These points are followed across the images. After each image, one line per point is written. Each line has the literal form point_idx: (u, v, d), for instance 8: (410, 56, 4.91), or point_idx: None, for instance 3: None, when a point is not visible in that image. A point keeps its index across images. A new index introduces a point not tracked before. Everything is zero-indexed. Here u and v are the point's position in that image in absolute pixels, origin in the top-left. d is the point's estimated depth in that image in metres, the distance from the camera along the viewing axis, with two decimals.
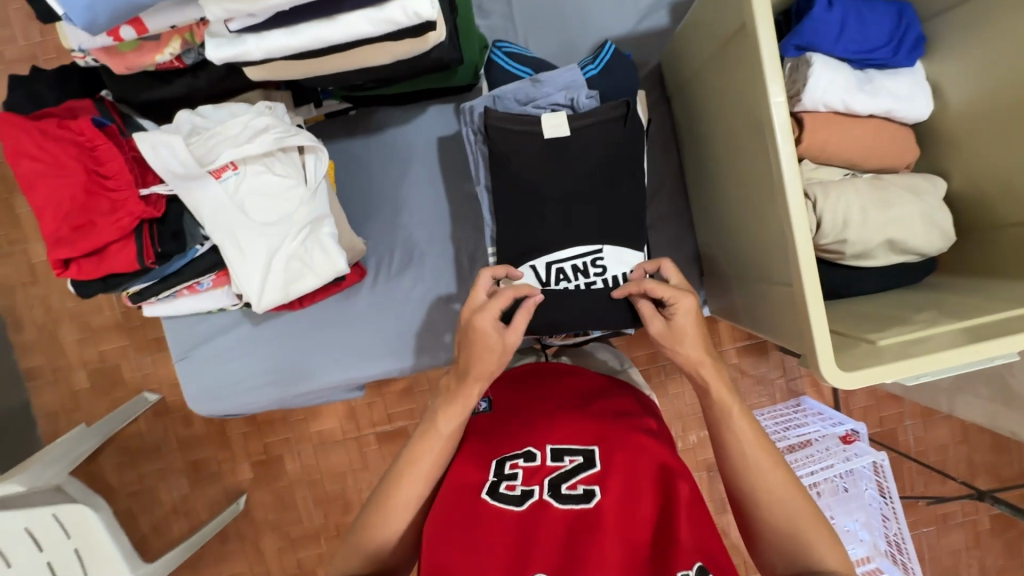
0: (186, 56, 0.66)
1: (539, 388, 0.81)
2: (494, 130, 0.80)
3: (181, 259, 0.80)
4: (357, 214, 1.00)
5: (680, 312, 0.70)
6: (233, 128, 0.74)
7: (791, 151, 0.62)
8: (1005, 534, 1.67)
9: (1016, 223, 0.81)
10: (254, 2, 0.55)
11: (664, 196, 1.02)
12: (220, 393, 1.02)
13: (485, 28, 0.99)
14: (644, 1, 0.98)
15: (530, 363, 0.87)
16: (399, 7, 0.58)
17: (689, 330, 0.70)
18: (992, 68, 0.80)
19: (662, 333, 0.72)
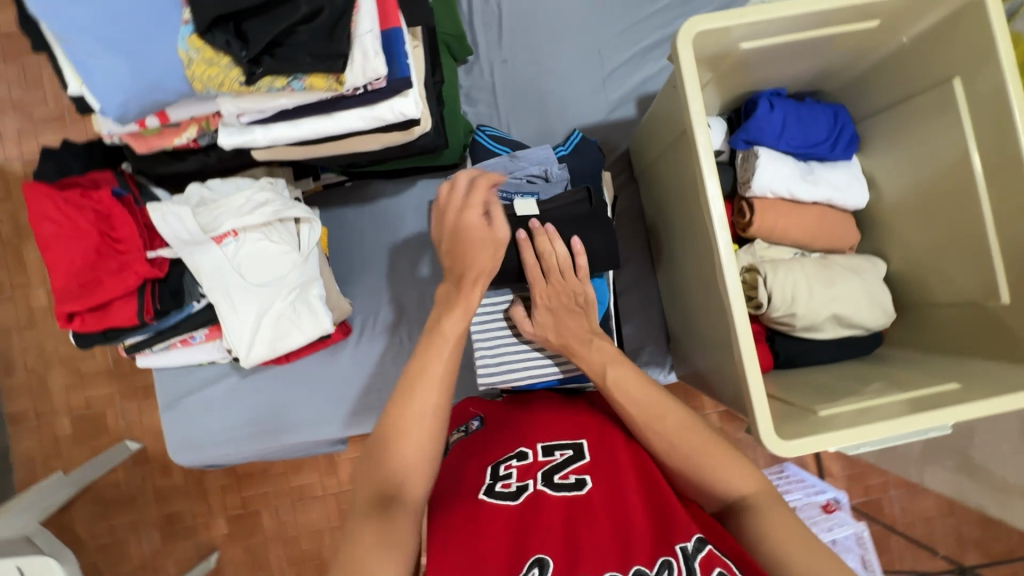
0: (201, 139, 0.75)
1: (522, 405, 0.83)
2: None
3: (178, 314, 0.86)
4: (346, 276, 1.08)
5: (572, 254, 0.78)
6: (236, 200, 0.83)
7: (728, 240, 0.70)
8: None
9: (947, 303, 0.88)
10: (263, 102, 0.65)
11: (634, 266, 1.10)
12: (208, 439, 1.05)
13: (471, 115, 1.12)
14: (614, 95, 1.11)
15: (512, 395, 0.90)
16: (387, 107, 0.68)
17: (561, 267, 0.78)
18: (915, 168, 0.90)
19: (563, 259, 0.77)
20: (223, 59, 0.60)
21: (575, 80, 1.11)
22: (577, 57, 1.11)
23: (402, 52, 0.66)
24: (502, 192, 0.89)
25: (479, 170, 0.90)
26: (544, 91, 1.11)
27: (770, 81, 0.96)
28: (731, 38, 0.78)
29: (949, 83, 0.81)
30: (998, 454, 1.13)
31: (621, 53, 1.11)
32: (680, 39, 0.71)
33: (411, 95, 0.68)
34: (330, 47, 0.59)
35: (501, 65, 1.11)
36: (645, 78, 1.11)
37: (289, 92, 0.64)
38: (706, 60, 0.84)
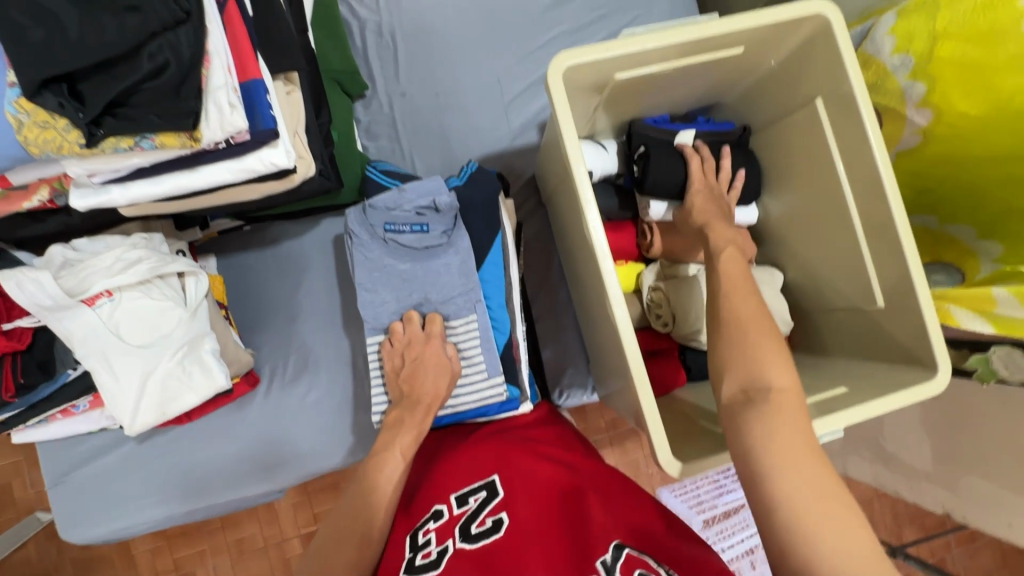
0: (57, 199, 0.69)
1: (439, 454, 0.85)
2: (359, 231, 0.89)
3: (50, 386, 0.79)
4: (251, 325, 1.03)
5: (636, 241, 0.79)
6: (104, 259, 0.77)
7: (613, 269, 0.71)
8: None
9: (839, 307, 0.92)
10: (113, 162, 0.61)
11: (549, 290, 1.11)
12: (105, 513, 0.97)
13: (374, 150, 1.10)
14: (515, 122, 1.12)
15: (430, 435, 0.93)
16: (255, 158, 0.66)
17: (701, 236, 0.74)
18: (795, 182, 0.94)
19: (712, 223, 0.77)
20: (58, 121, 0.55)
21: (476, 110, 1.11)
22: (476, 87, 1.11)
23: (265, 104, 0.63)
24: (392, 226, 0.89)
25: (369, 205, 0.89)
26: (445, 122, 1.11)
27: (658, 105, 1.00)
28: (606, 70, 0.80)
29: (812, 103, 0.86)
30: (907, 440, 1.19)
31: (519, 82, 1.12)
32: (551, 76, 0.72)
33: (279, 144, 0.66)
34: (180, 105, 0.56)
35: (400, 99, 1.10)
36: (545, 105, 1.12)
37: (141, 150, 0.60)
38: (589, 90, 0.86)
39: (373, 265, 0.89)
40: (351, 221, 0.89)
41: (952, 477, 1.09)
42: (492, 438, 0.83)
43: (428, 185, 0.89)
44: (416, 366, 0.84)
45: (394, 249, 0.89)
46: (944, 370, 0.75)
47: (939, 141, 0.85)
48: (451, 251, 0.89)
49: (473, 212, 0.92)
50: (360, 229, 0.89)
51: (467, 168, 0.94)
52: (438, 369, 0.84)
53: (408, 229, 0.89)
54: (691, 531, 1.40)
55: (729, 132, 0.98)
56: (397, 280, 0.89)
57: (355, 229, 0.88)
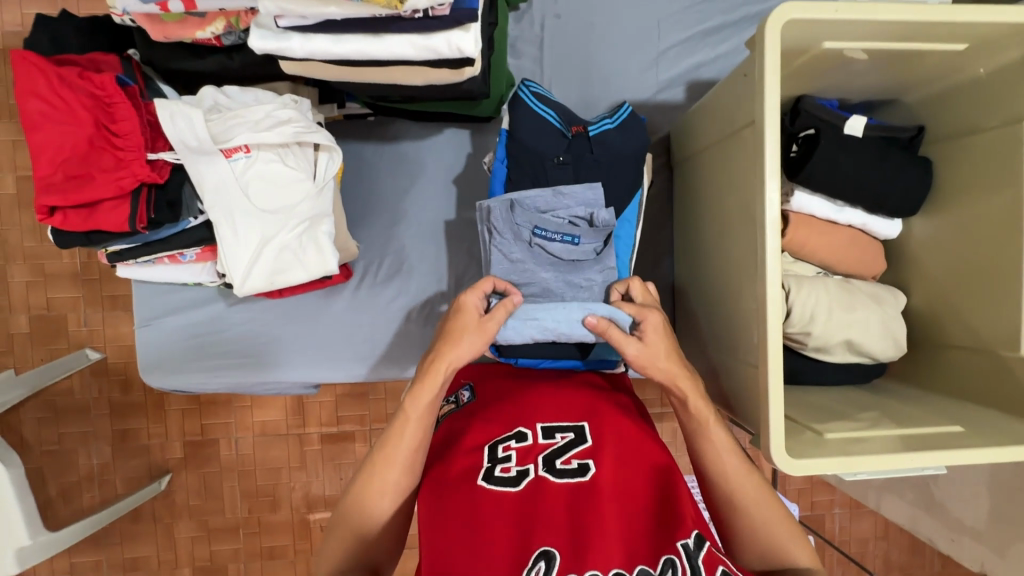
0: (225, 37, 0.67)
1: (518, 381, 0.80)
2: (503, 225, 0.82)
3: (171, 228, 0.80)
4: (354, 219, 1.01)
5: (648, 324, 0.74)
6: (253, 113, 0.75)
7: (778, 247, 0.67)
8: None
9: (962, 347, 0.88)
10: (310, 7, 0.57)
11: (651, 256, 1.08)
12: (183, 364, 0.99)
13: (513, 68, 1.04)
14: (665, 74, 1.05)
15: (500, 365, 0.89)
16: (443, 39, 0.61)
17: (662, 345, 0.73)
18: (959, 205, 0.88)
19: (639, 354, 0.73)
20: None
21: (628, 51, 1.04)
22: (634, 27, 1.04)
23: None
24: (541, 230, 0.82)
25: (519, 200, 0.83)
26: (593, 56, 1.04)
27: (832, 89, 0.93)
28: (816, 35, 0.73)
29: (1016, 125, 0.79)
30: (961, 495, 1.16)
31: (680, 32, 1.04)
32: (770, 23, 0.66)
33: (472, 30, 0.61)
34: None
35: (553, 21, 1.03)
36: (700, 63, 1.05)
37: (341, 0, 0.56)
38: (784, 54, 0.79)
39: (513, 266, 0.83)
40: (496, 216, 0.82)
41: (1001, 538, 1.07)
42: (579, 384, 0.76)
43: (587, 188, 0.83)
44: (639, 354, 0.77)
45: (539, 255, 0.83)
46: None
47: None
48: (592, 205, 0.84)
49: (618, 155, 0.86)
50: (503, 226, 0.83)
51: (622, 112, 0.89)
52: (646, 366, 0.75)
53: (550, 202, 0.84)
54: None
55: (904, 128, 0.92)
56: (533, 289, 0.82)
57: (498, 224, 0.83)
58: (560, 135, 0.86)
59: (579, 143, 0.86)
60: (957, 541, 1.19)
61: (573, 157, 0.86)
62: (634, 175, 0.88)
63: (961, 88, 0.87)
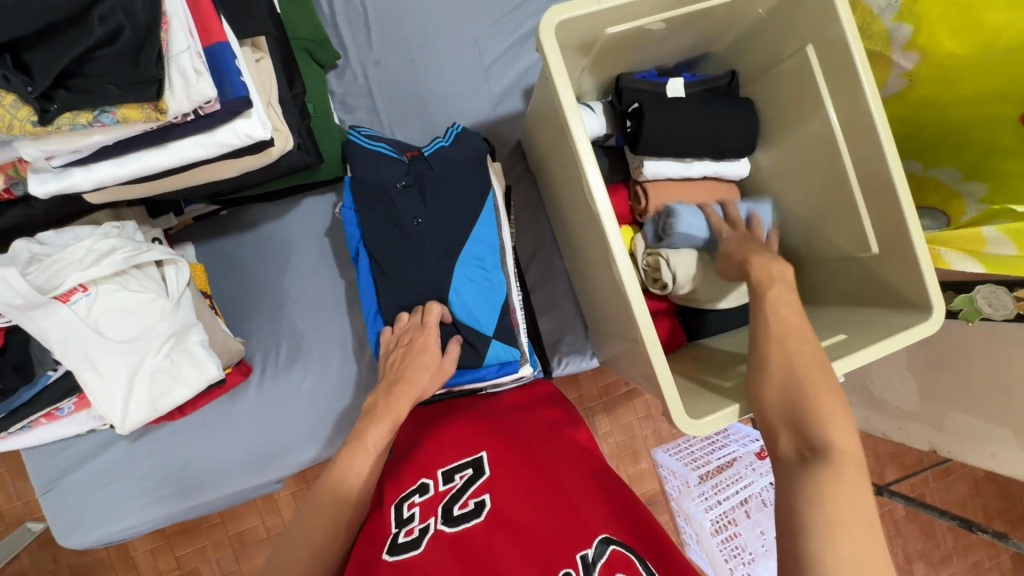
0: (13, 187, 0.64)
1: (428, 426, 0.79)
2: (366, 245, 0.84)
3: (30, 389, 0.76)
4: (237, 314, 0.99)
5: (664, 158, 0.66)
6: (74, 252, 0.72)
7: (617, 229, 0.71)
8: (921, 524, 1.75)
9: (830, 257, 0.93)
10: (73, 141, 0.56)
11: (542, 258, 1.10)
12: (99, 517, 0.94)
13: (351, 122, 1.05)
14: (498, 87, 1.08)
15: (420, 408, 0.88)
16: (229, 131, 0.61)
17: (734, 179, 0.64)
18: (786, 133, 0.94)
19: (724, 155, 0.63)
20: (5, 96, 0.50)
21: (457, 76, 1.07)
22: (455, 52, 1.06)
23: (233, 70, 0.59)
24: None
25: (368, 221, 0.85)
26: (425, 89, 1.06)
27: (645, 60, 0.98)
28: (595, 23, 0.77)
29: (803, 51, 0.85)
30: (895, 384, 1.22)
31: (499, 45, 1.08)
32: (543, 29, 0.70)
33: (254, 114, 0.62)
34: (139, 73, 0.52)
35: (375, 67, 1.05)
36: (527, 68, 1.08)
37: (102, 127, 0.55)
38: (578, 46, 0.83)
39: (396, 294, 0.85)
40: None
41: (937, 415, 1.12)
42: (476, 418, 0.76)
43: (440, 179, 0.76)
44: (407, 352, 0.77)
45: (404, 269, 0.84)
46: (938, 311, 0.77)
47: (926, 83, 0.84)
48: (444, 214, 0.85)
49: (464, 176, 0.88)
50: None
51: (454, 128, 0.92)
52: (412, 394, 0.72)
53: (416, 220, 0.85)
54: (688, 486, 1.36)
55: (719, 76, 0.99)
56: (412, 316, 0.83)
57: None
58: (396, 161, 0.87)
59: (417, 164, 0.87)
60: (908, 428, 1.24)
61: (413, 178, 0.87)
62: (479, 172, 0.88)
63: (752, 28, 0.93)
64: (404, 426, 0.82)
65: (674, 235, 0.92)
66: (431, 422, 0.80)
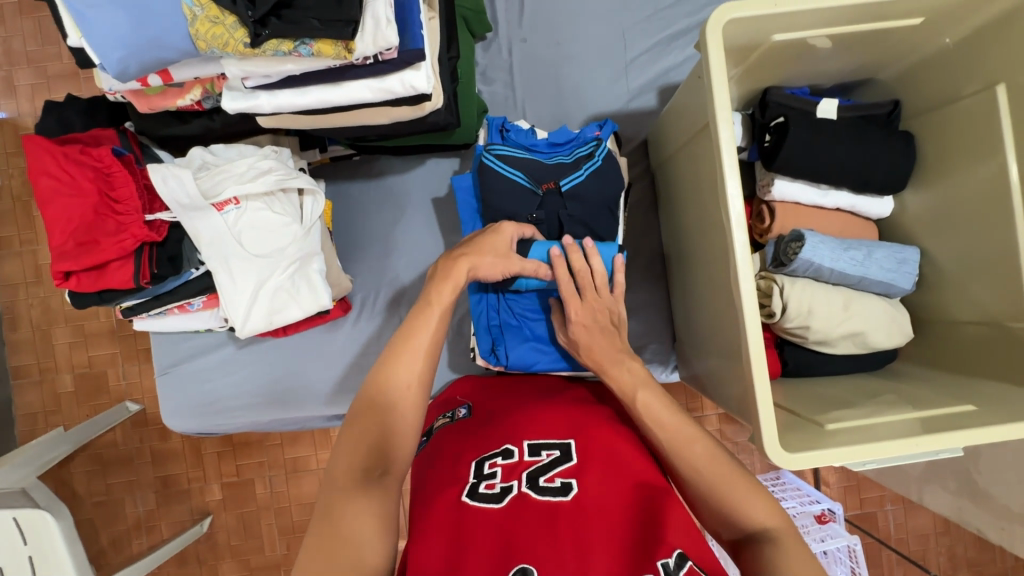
0: (205, 101, 0.72)
1: (511, 399, 0.81)
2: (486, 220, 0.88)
3: (176, 280, 0.85)
4: (348, 254, 1.06)
5: None
6: (238, 167, 0.81)
7: (745, 241, 0.68)
8: None
9: (971, 321, 0.84)
10: (269, 66, 0.62)
11: (643, 260, 1.09)
12: (199, 408, 1.05)
13: (487, 94, 1.08)
14: (636, 81, 1.07)
15: (505, 380, 0.90)
16: (397, 79, 0.65)
17: None
18: (947, 177, 0.86)
19: None
20: (227, 18, 0.57)
21: (599, 64, 1.07)
22: (601, 41, 1.07)
23: (416, 22, 0.63)
24: None
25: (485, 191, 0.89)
26: (563, 73, 1.07)
27: (801, 76, 0.93)
28: (766, 29, 0.74)
29: (991, 90, 0.77)
30: (1002, 480, 1.08)
31: (645, 40, 1.06)
32: (711, 24, 0.68)
33: (423, 68, 0.66)
34: (341, 12, 0.57)
35: (521, 45, 1.07)
36: (669, 67, 1.06)
37: (296, 57, 0.61)
38: (740, 50, 0.81)
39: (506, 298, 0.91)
40: None
41: None
42: (563, 403, 0.77)
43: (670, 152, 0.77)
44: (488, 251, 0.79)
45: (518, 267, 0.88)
46: None
47: None
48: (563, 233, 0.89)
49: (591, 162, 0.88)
50: None
51: (599, 152, 0.90)
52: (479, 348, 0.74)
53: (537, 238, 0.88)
54: None
55: (879, 104, 0.92)
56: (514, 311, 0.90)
57: None
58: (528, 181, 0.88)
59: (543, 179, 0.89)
60: (1010, 529, 1.11)
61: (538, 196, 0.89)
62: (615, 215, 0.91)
63: (934, 58, 0.85)
64: (487, 390, 0.85)
65: (795, 259, 0.88)
66: (512, 397, 0.82)
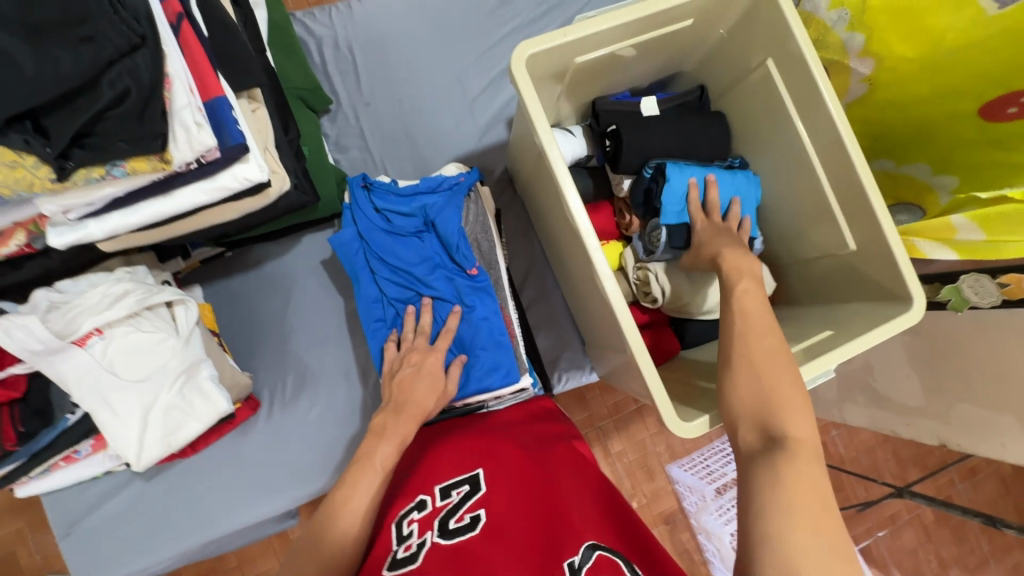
0: (34, 243, 0.69)
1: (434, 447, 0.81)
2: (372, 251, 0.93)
3: (50, 433, 0.79)
4: (244, 352, 1.03)
5: None
6: (90, 298, 0.78)
7: (596, 244, 0.75)
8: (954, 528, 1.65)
9: (816, 256, 0.95)
10: (87, 195, 0.61)
11: (535, 277, 1.14)
12: (114, 562, 0.95)
13: (345, 162, 1.12)
14: (481, 118, 1.14)
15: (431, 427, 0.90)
16: (228, 175, 0.67)
17: None
18: (759, 141, 0.98)
19: None
20: (26, 159, 0.55)
21: (444, 110, 1.13)
22: (440, 89, 1.13)
23: (231, 119, 0.64)
24: None
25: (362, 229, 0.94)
26: (413, 126, 1.12)
27: (618, 84, 1.03)
28: (565, 53, 0.83)
29: (763, 64, 0.90)
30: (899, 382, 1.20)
31: (480, 80, 1.14)
32: (514, 64, 0.76)
33: (251, 159, 0.67)
34: (145, 127, 0.57)
35: (366, 109, 1.12)
36: (509, 99, 1.14)
37: (113, 180, 0.61)
38: (553, 76, 0.89)
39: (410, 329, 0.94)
40: None
41: (943, 408, 1.11)
42: (484, 433, 0.79)
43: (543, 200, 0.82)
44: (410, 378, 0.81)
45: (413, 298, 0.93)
46: (920, 301, 0.79)
47: (885, 86, 0.90)
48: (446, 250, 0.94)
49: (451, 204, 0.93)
50: None
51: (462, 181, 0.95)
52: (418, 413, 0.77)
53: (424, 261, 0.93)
54: (706, 501, 1.32)
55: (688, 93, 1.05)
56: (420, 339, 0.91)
57: None
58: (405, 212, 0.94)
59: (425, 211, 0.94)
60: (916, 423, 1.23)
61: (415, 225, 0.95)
62: (486, 237, 0.96)
63: (717, 47, 0.98)
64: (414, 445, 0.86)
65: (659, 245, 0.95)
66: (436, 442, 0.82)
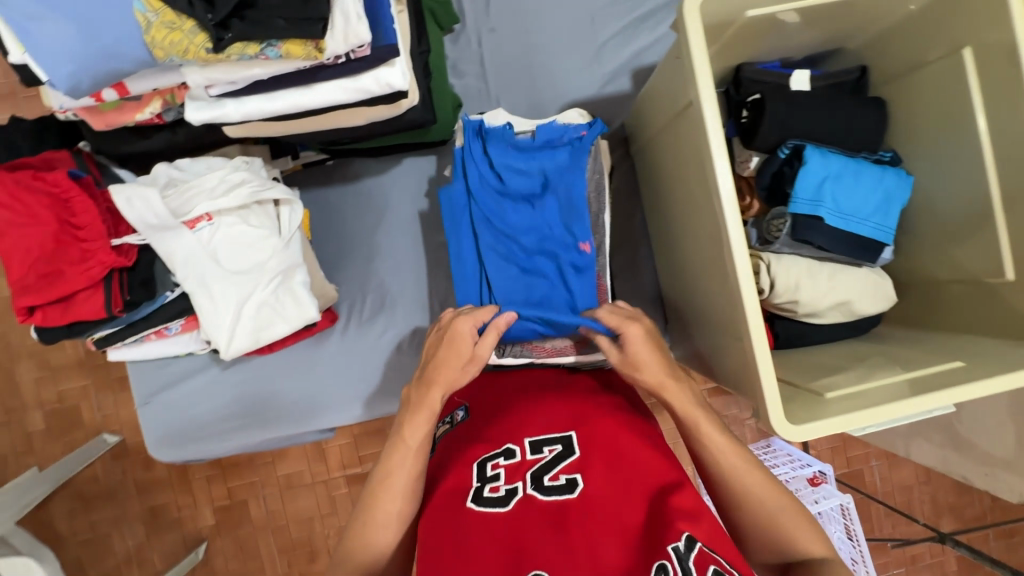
0: (166, 114, 0.68)
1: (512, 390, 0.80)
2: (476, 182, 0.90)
3: (150, 305, 0.81)
4: (331, 263, 1.03)
5: None
6: (207, 182, 0.78)
7: (737, 220, 0.68)
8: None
9: (953, 280, 0.86)
10: (234, 72, 0.59)
11: (628, 244, 1.09)
12: (186, 436, 1.00)
13: (459, 88, 1.06)
14: (607, 65, 1.06)
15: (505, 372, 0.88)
16: (372, 78, 0.63)
17: None
18: (919, 142, 0.88)
19: None
20: (185, 22, 0.53)
21: (569, 49, 1.05)
22: (570, 26, 1.05)
23: (387, 16, 0.60)
24: None
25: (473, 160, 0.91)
26: (534, 61, 1.05)
27: (771, 50, 0.93)
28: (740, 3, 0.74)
29: (957, 54, 0.79)
30: (986, 427, 1.12)
31: (615, 22, 1.05)
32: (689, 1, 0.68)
33: (397, 64, 0.63)
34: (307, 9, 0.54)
35: (489, 35, 1.05)
36: (641, 49, 1.05)
37: (263, 61, 0.58)
38: (713, 27, 0.80)
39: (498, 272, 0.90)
40: None
41: None
42: (570, 389, 0.77)
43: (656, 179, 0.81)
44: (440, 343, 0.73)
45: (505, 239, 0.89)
46: None
47: None
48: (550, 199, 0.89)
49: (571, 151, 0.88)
50: None
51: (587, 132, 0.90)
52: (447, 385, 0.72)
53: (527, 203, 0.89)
54: None
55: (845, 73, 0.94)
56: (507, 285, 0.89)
57: None
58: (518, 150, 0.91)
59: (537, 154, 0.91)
60: (993, 474, 1.15)
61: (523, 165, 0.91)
62: (598, 197, 0.88)
63: (900, 25, 0.86)
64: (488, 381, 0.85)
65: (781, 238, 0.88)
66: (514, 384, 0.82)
